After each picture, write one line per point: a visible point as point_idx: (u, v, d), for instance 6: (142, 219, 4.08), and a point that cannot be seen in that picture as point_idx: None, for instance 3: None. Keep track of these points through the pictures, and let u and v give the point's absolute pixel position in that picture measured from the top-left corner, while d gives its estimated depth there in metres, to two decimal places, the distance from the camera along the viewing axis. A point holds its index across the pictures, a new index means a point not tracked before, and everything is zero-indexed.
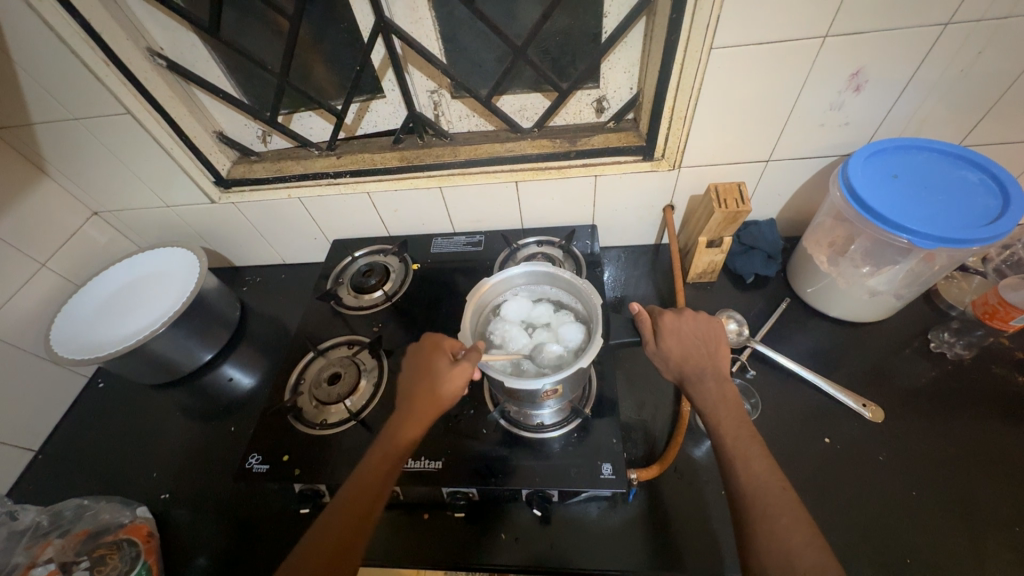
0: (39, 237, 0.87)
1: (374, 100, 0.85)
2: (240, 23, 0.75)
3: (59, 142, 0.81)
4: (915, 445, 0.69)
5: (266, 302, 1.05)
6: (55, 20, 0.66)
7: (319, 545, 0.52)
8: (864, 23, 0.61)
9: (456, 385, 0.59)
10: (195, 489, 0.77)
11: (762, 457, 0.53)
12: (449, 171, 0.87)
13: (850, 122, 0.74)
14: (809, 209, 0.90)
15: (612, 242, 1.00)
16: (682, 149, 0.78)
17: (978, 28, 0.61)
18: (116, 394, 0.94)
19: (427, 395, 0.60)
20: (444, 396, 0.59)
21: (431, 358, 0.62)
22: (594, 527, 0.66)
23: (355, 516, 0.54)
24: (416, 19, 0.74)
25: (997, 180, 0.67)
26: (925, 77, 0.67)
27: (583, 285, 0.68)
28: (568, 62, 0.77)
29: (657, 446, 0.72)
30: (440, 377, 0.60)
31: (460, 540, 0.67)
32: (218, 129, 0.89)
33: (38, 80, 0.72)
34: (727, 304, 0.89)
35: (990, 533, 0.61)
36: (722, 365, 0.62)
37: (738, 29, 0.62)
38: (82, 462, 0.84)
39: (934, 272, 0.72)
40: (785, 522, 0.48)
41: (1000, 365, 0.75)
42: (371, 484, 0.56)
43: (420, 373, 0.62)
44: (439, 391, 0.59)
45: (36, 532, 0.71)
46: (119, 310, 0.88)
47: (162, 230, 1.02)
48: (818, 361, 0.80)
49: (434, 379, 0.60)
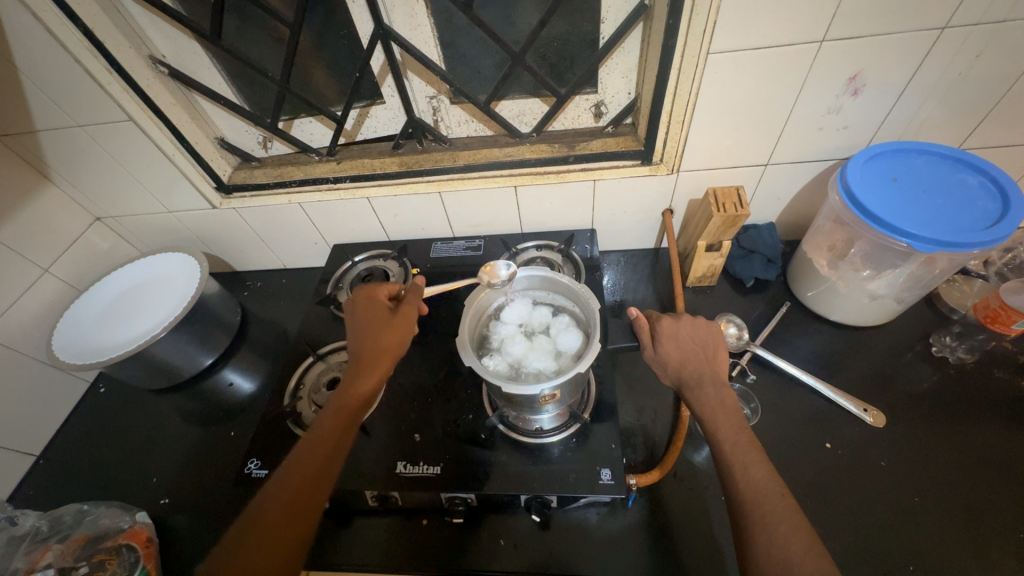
0: (41, 243, 0.87)
1: (373, 106, 0.86)
2: (241, 30, 0.76)
3: (62, 149, 0.82)
4: (917, 450, 0.69)
5: (267, 306, 1.05)
6: (58, 28, 0.66)
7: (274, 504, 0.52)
8: (860, 28, 0.61)
9: (405, 325, 0.67)
10: (194, 495, 0.77)
11: (760, 463, 0.53)
12: (448, 176, 0.87)
13: (848, 126, 0.74)
14: (809, 212, 0.90)
15: (612, 246, 1.00)
16: (680, 154, 0.79)
17: (976, 31, 0.61)
18: (117, 399, 0.94)
19: (376, 344, 0.65)
20: (393, 344, 0.65)
21: (373, 313, 0.68)
22: (594, 533, 0.66)
23: (316, 469, 0.55)
24: (415, 25, 0.74)
25: (997, 183, 0.67)
26: (924, 80, 0.67)
27: (582, 289, 0.68)
28: (566, 68, 0.77)
29: (657, 452, 0.72)
30: (389, 324, 0.67)
31: (458, 546, 0.67)
32: (219, 135, 0.90)
33: (41, 87, 0.72)
34: (726, 308, 0.89)
35: (994, 540, 0.60)
36: (720, 370, 0.62)
37: (735, 35, 0.63)
38: (83, 468, 0.85)
39: (935, 275, 0.71)
40: (783, 529, 0.47)
41: (1002, 369, 0.75)
42: (329, 438, 0.57)
43: (363, 326, 0.67)
44: (388, 339, 0.65)
45: (36, 538, 0.71)
46: (120, 315, 0.88)
47: (164, 235, 1.02)
48: (819, 365, 0.80)
49: (381, 329, 0.66)
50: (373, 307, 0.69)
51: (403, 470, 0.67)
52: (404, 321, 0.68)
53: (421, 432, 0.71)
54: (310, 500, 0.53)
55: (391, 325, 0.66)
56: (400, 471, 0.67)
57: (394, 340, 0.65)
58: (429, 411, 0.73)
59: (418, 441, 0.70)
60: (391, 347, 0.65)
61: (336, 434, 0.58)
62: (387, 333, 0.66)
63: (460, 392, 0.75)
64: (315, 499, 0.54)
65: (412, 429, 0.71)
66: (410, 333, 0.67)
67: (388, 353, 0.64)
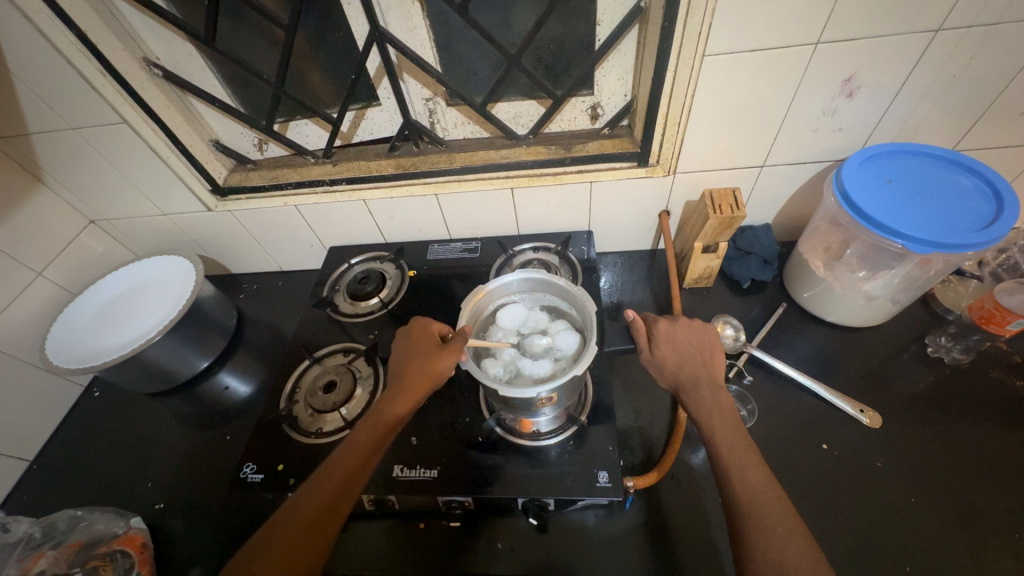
0: (35, 247, 0.87)
1: (369, 108, 0.85)
2: (237, 32, 0.76)
3: (55, 152, 0.81)
4: (913, 451, 0.69)
5: (263, 309, 1.05)
6: (51, 31, 0.66)
7: (292, 520, 0.53)
8: (855, 30, 0.61)
9: (441, 361, 0.62)
10: (189, 499, 0.76)
11: (757, 467, 0.53)
12: (444, 179, 0.87)
13: (843, 128, 0.74)
14: (804, 213, 0.90)
15: (609, 247, 1.00)
16: (676, 156, 0.79)
17: (971, 33, 0.61)
18: (112, 403, 0.93)
19: (413, 374, 0.63)
20: (430, 375, 0.62)
21: (422, 341, 0.66)
22: (591, 536, 0.66)
23: (335, 494, 0.55)
24: (411, 27, 0.74)
25: (991, 185, 0.67)
26: (918, 83, 0.67)
27: (578, 292, 0.68)
28: (562, 70, 0.77)
29: (654, 453, 0.72)
30: (427, 357, 0.63)
31: (456, 549, 0.67)
32: (214, 138, 0.89)
33: (33, 90, 0.72)
34: (723, 309, 0.89)
35: (989, 541, 0.61)
36: (717, 373, 0.62)
37: (730, 37, 0.63)
38: (77, 473, 0.84)
39: (930, 276, 0.71)
40: (779, 533, 0.47)
41: (997, 369, 0.75)
42: (352, 462, 0.57)
43: (409, 355, 0.65)
44: (426, 370, 0.62)
45: (29, 544, 0.71)
46: (115, 319, 0.87)
47: (159, 237, 1.02)
48: (815, 365, 0.80)
49: (423, 359, 0.63)
50: (422, 339, 0.66)
51: (400, 474, 0.67)
52: (442, 358, 0.62)
53: (418, 435, 0.71)
54: (325, 525, 0.53)
55: (434, 355, 0.63)
56: (397, 474, 0.67)
57: (429, 373, 0.62)
58: (426, 415, 0.73)
59: (415, 445, 0.69)
60: (424, 378, 0.62)
61: (360, 455, 0.58)
62: (426, 363, 0.63)
63: (457, 395, 0.75)
64: (327, 526, 0.53)
65: (409, 433, 0.71)
66: (449, 370, 0.62)
67: (424, 383, 0.62)
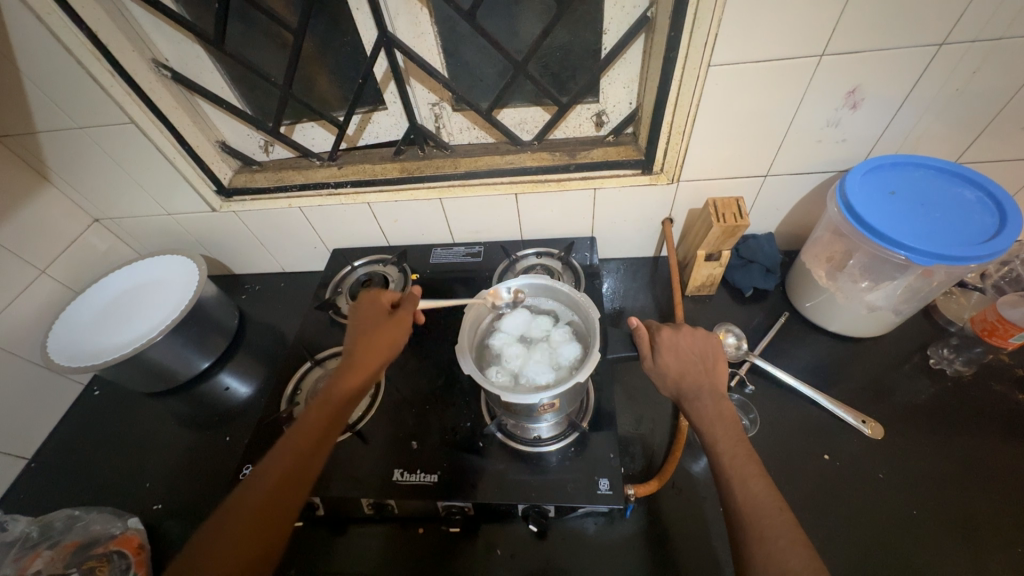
0: (40, 245, 0.87)
1: (375, 112, 0.86)
2: (246, 36, 0.77)
3: (62, 151, 0.82)
4: (915, 463, 0.68)
5: (265, 310, 1.05)
6: (61, 30, 0.66)
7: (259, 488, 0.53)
8: (859, 43, 0.62)
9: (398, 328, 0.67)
10: (186, 501, 0.76)
11: (759, 477, 0.53)
12: (449, 183, 0.87)
13: (847, 139, 0.74)
14: (809, 222, 0.90)
15: (611, 254, 1.01)
16: (680, 164, 0.79)
17: (972, 48, 0.62)
18: (112, 402, 0.93)
19: (370, 341, 0.65)
20: (386, 347, 0.65)
21: (370, 310, 0.69)
22: (591, 543, 0.66)
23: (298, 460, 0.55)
24: (418, 33, 0.74)
25: (994, 199, 0.68)
26: (921, 95, 0.68)
27: (582, 298, 0.69)
28: (568, 77, 0.78)
29: (655, 461, 0.72)
30: (382, 325, 0.66)
31: (453, 554, 0.66)
32: (221, 139, 0.90)
33: (42, 88, 0.72)
34: (725, 317, 0.90)
35: (991, 555, 0.60)
36: (721, 382, 0.62)
37: (737, 47, 0.63)
38: (76, 472, 0.84)
39: (933, 288, 0.71)
40: (781, 544, 0.47)
41: (999, 383, 0.75)
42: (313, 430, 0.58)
43: (361, 324, 0.67)
44: (384, 336, 0.66)
45: (26, 543, 0.70)
46: (117, 319, 0.87)
47: (163, 237, 1.02)
48: (816, 375, 0.80)
49: (377, 328, 0.66)
50: (372, 306, 0.69)
51: (401, 478, 0.66)
52: (398, 327, 0.67)
53: (419, 439, 0.70)
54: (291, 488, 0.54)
55: (387, 326, 0.67)
56: (397, 478, 0.66)
57: (388, 339, 0.66)
58: (428, 418, 0.73)
59: (415, 449, 0.69)
60: (382, 345, 0.65)
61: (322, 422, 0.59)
62: (380, 333, 0.66)
63: (458, 399, 0.75)
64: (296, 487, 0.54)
65: (410, 437, 0.71)
66: (403, 337, 0.67)
67: (378, 352, 0.64)
